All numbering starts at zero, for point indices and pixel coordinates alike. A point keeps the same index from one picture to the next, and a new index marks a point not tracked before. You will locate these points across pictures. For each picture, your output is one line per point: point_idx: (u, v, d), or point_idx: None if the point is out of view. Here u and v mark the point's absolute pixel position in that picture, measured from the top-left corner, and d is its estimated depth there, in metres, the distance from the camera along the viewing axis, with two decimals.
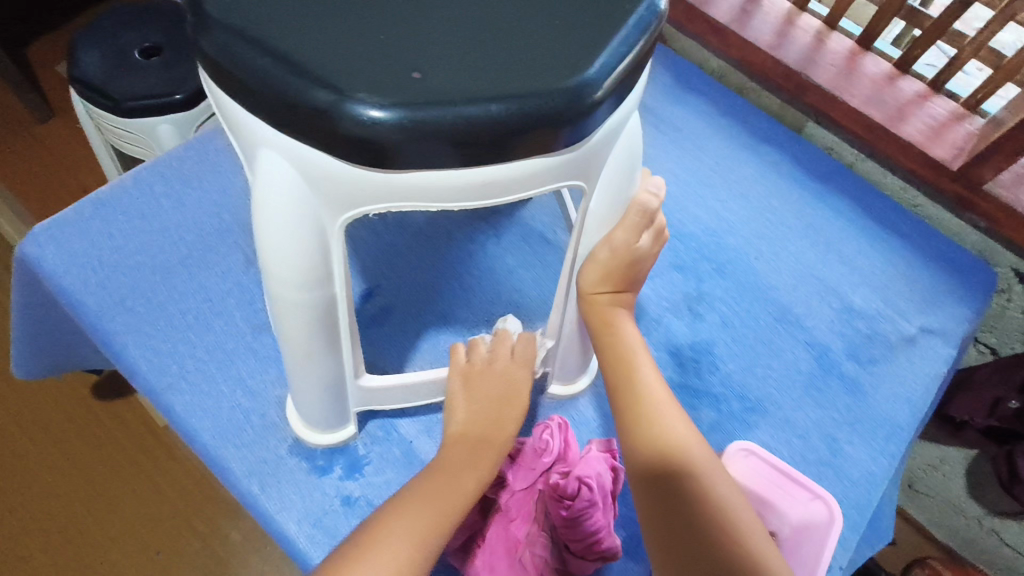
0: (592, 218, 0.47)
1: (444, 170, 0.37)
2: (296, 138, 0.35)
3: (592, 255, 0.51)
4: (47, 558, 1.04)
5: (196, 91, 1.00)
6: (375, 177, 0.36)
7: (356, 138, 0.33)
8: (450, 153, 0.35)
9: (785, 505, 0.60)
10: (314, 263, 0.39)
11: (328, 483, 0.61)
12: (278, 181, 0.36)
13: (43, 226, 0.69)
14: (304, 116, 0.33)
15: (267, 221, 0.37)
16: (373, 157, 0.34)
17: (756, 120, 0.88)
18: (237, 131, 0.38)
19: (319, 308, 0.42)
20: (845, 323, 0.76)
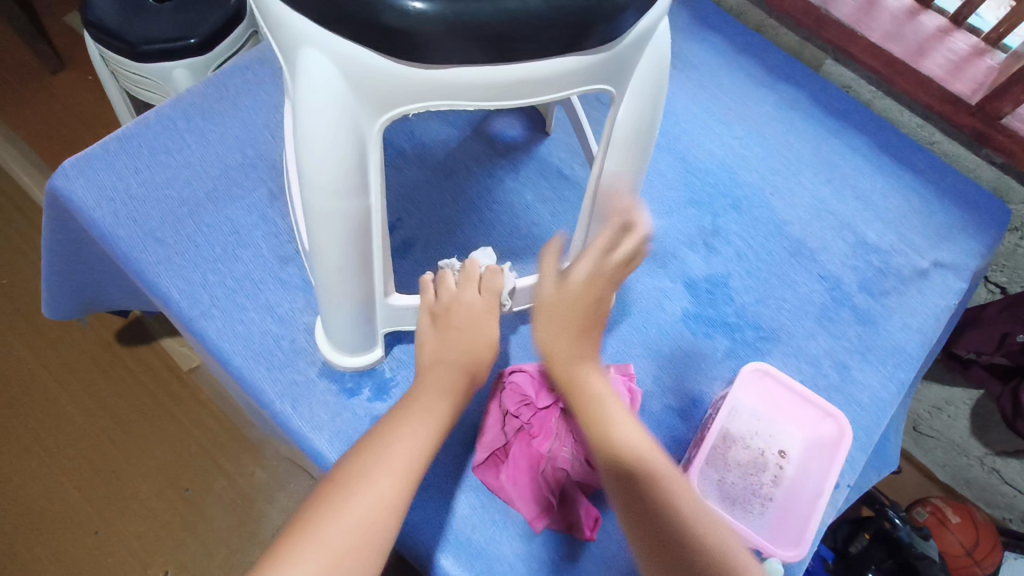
0: (618, 132, 0.47)
1: (480, 68, 0.39)
2: (336, 35, 0.36)
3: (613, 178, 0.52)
4: (80, 493, 1.07)
5: (209, 35, 1.00)
6: (416, 74, 0.38)
7: (397, 30, 0.35)
8: (489, 49, 0.37)
9: (794, 424, 0.64)
10: (352, 167, 0.41)
11: (357, 404, 0.63)
12: (318, 81, 0.37)
13: (71, 160, 0.70)
14: (350, 9, 0.35)
15: (306, 123, 0.38)
16: (417, 52, 0.37)
17: (774, 58, 0.88)
18: (276, 33, 0.39)
19: (353, 218, 0.44)
20: (859, 256, 0.77)
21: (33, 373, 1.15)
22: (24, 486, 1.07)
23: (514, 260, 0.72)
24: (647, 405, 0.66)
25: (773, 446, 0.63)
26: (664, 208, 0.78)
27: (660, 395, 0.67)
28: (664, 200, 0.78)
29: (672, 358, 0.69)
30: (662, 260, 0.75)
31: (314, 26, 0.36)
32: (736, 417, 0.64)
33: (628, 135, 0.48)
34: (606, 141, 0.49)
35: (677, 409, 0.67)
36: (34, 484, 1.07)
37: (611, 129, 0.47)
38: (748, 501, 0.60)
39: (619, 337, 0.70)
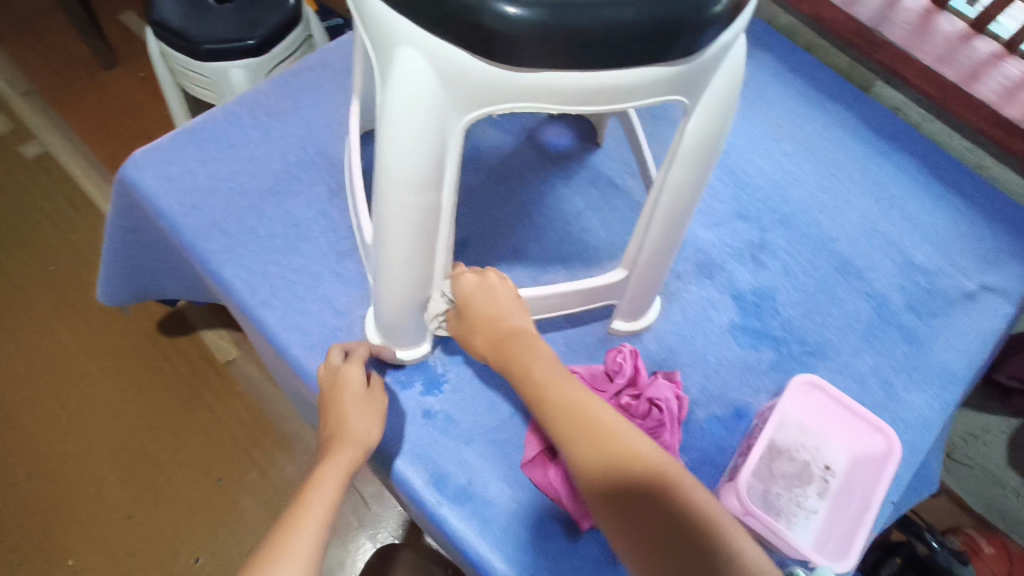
0: (688, 145, 0.46)
1: (564, 73, 0.39)
2: (434, 36, 0.38)
3: (675, 197, 0.50)
4: (118, 478, 1.08)
5: (267, 37, 1.02)
6: (502, 77, 0.39)
7: (495, 33, 0.36)
8: (577, 56, 0.38)
9: (841, 438, 0.64)
10: (431, 162, 0.42)
11: (409, 397, 0.65)
12: (412, 77, 0.38)
13: (143, 151, 0.73)
14: (455, 11, 0.36)
15: (395, 116, 0.40)
16: (509, 55, 0.38)
17: (824, 77, 0.89)
18: (374, 30, 0.40)
19: (423, 211, 0.45)
20: (906, 276, 0.77)
21: (75, 357, 1.16)
22: (65, 469, 1.08)
23: (564, 265, 0.73)
24: (692, 414, 0.67)
25: (819, 460, 0.63)
26: (712, 220, 0.79)
27: (705, 404, 0.68)
28: (711, 213, 0.79)
29: (718, 368, 0.70)
30: (709, 272, 0.75)
31: (416, 26, 0.38)
32: (784, 430, 0.64)
33: (693, 150, 0.46)
34: (670, 156, 0.47)
35: (723, 418, 0.67)
36: (74, 467, 1.08)
37: (678, 142, 0.46)
38: (791, 511, 0.60)
39: (666, 343, 0.71)
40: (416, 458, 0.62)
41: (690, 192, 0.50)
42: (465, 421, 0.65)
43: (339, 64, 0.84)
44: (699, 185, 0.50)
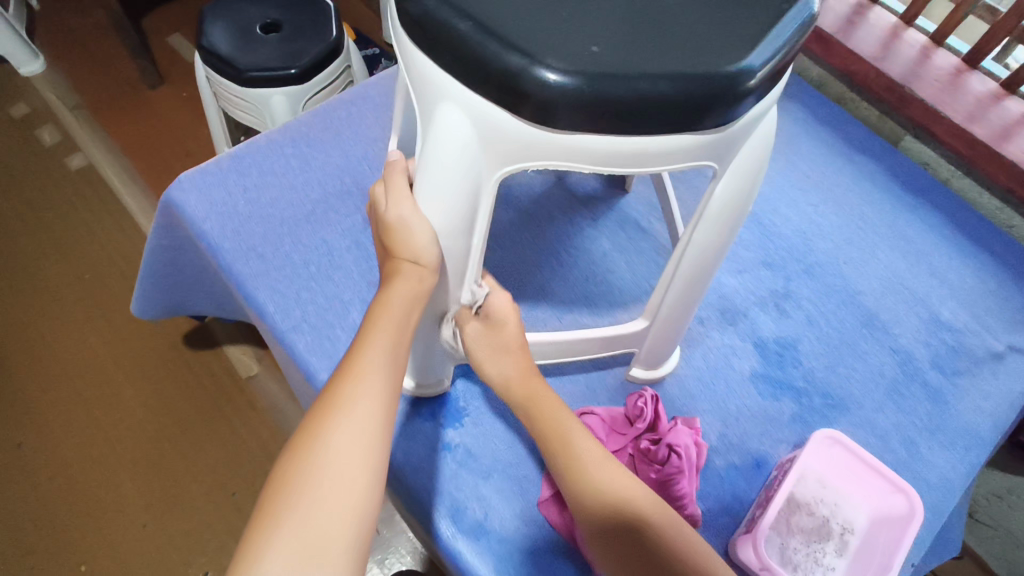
0: (712, 208, 0.46)
1: (597, 138, 0.38)
2: (475, 94, 0.38)
3: (701, 251, 0.50)
4: (136, 486, 1.09)
5: (310, 66, 1.06)
6: (536, 137, 0.38)
7: (531, 99, 0.35)
8: (607, 124, 0.37)
9: (862, 495, 0.63)
10: (464, 211, 0.43)
11: (430, 428, 0.66)
12: (452, 134, 0.39)
13: (188, 175, 0.76)
14: (492, 74, 0.35)
15: (435, 166, 0.41)
16: (542, 120, 0.36)
17: (853, 130, 0.90)
18: (417, 84, 0.40)
19: (456, 255, 0.46)
20: (932, 334, 0.77)
21: (103, 365, 1.19)
22: (86, 473, 1.10)
23: (588, 306, 0.74)
24: (710, 461, 0.67)
25: (838, 517, 0.63)
26: (737, 268, 0.80)
27: (724, 452, 0.68)
28: (737, 260, 0.80)
29: (738, 416, 0.70)
30: (732, 318, 0.76)
31: (458, 84, 0.38)
32: (803, 483, 0.64)
33: (720, 212, 0.47)
34: (696, 217, 0.48)
35: (741, 467, 0.67)
36: (95, 472, 1.10)
37: (705, 205, 0.47)
38: (809, 568, 0.60)
39: (687, 389, 0.71)
40: (434, 490, 0.63)
41: (715, 249, 0.50)
42: (484, 455, 0.65)
43: (379, 99, 0.87)
44: (724, 243, 0.50)
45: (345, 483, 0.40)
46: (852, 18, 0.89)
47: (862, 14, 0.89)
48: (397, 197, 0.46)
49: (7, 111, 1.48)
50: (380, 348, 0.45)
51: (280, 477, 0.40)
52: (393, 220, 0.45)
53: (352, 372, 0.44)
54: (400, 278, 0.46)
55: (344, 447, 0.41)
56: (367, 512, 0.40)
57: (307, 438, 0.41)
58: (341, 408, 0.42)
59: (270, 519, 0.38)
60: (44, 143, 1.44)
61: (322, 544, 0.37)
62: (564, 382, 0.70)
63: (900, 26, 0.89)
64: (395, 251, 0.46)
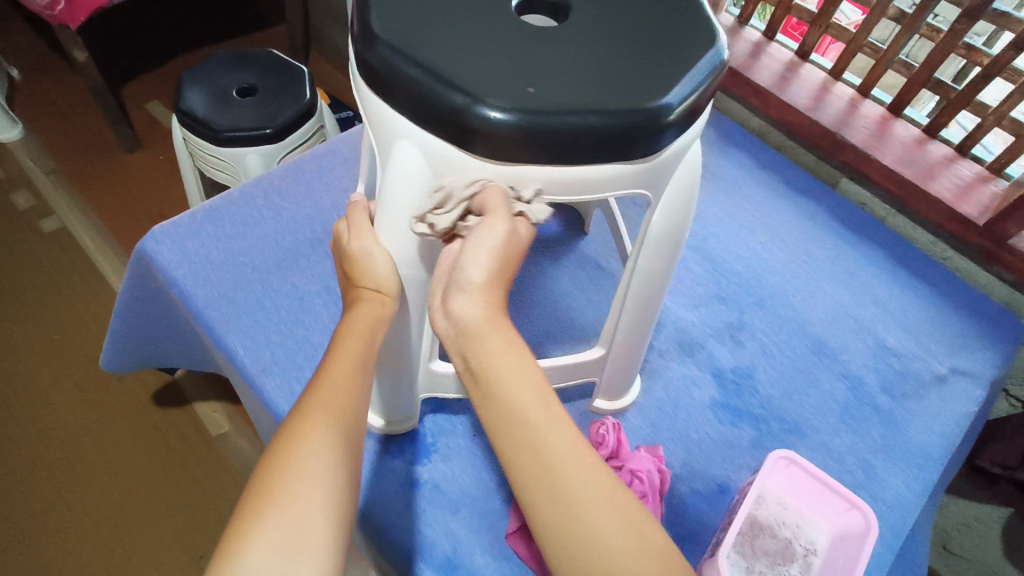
0: (654, 232, 0.50)
1: (538, 166, 0.42)
2: (429, 131, 0.41)
3: (649, 271, 0.54)
4: (97, 552, 1.05)
5: (284, 125, 1.11)
6: (486, 167, 0.42)
7: (478, 134, 0.39)
8: (547, 154, 0.41)
9: (820, 515, 0.65)
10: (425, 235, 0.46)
11: (399, 465, 0.67)
12: (409, 167, 0.43)
13: (162, 227, 0.78)
14: (443, 113, 0.39)
15: (392, 198, 0.44)
16: (489, 150, 0.40)
17: (794, 174, 0.97)
18: (376, 126, 0.45)
19: (416, 281, 0.50)
20: (879, 359, 0.81)
21: (68, 427, 1.16)
22: (43, 539, 1.05)
23: (552, 343, 0.77)
24: (675, 489, 0.68)
25: (801, 538, 0.64)
26: (693, 302, 0.84)
27: (689, 480, 0.69)
28: (692, 295, 0.84)
29: (701, 444, 0.72)
30: (690, 350, 0.79)
31: (412, 124, 0.42)
32: (764, 505, 0.65)
33: (660, 237, 0.51)
34: (639, 243, 0.51)
35: (705, 494, 0.68)
36: (54, 538, 1.05)
37: (646, 232, 0.51)
38: None
39: (648, 418, 0.73)
40: (403, 526, 0.63)
41: (660, 274, 0.54)
42: (453, 490, 0.66)
43: (349, 153, 0.91)
44: (668, 269, 0.54)
45: (327, 479, 0.39)
46: (785, 74, 0.98)
47: (794, 71, 0.98)
48: (359, 228, 0.49)
49: None
50: (350, 358, 0.45)
51: (255, 483, 0.39)
52: (355, 251, 0.49)
53: (328, 377, 0.44)
54: (361, 302, 0.48)
55: (326, 446, 0.41)
56: (347, 508, 0.39)
57: (287, 435, 0.41)
58: (320, 409, 0.42)
59: (253, 511, 0.37)
60: (19, 207, 1.45)
61: (303, 533, 0.37)
62: None
63: (828, 80, 0.97)
64: (356, 279, 0.49)
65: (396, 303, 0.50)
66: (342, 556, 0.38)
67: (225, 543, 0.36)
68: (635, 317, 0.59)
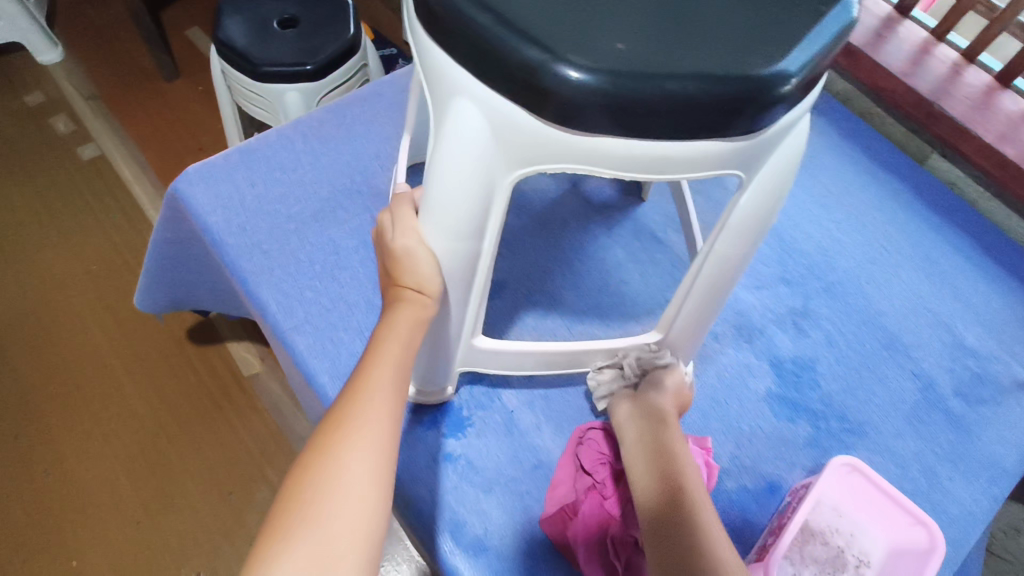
0: (736, 217, 0.44)
1: (619, 139, 0.37)
2: (493, 90, 0.36)
3: (723, 260, 0.48)
4: (130, 483, 1.06)
5: (326, 62, 1.04)
6: (557, 137, 0.37)
7: (555, 97, 0.34)
8: (631, 125, 0.35)
9: (878, 525, 0.60)
10: (479, 209, 0.41)
11: (432, 437, 0.64)
12: (465, 131, 0.37)
13: (196, 167, 0.74)
14: (514, 69, 0.34)
15: (445, 170, 0.39)
16: (565, 117, 0.35)
17: (878, 146, 0.88)
18: (431, 80, 0.39)
19: (458, 277, 0.46)
20: (955, 359, 0.74)
21: (104, 358, 1.16)
22: (79, 466, 1.06)
23: (600, 317, 0.72)
24: (721, 483, 0.64)
25: (854, 548, 0.59)
26: (755, 283, 0.77)
27: (737, 474, 0.65)
28: (754, 276, 0.78)
29: (752, 437, 0.67)
30: (748, 335, 0.73)
31: (473, 77, 0.36)
32: (818, 510, 0.60)
33: (744, 221, 0.45)
34: (718, 228, 0.46)
35: (753, 491, 0.64)
36: (89, 464, 1.07)
37: (728, 215, 0.45)
38: None
39: (698, 407, 0.68)
40: (433, 501, 0.60)
41: (735, 262, 0.48)
42: (486, 467, 0.63)
43: (394, 97, 0.85)
44: (746, 255, 0.48)
45: (358, 498, 0.38)
46: (880, 31, 0.87)
47: (891, 28, 0.87)
48: (404, 224, 0.45)
49: (23, 99, 1.47)
50: (390, 364, 0.44)
51: (286, 496, 0.38)
52: (398, 249, 0.45)
53: (366, 386, 0.42)
54: (402, 304, 0.46)
55: (359, 460, 0.39)
56: (377, 524, 0.38)
57: (321, 446, 0.39)
58: (356, 420, 0.40)
59: (281, 530, 0.36)
60: (58, 131, 1.43)
61: (330, 558, 0.36)
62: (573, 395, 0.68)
63: (930, 41, 0.87)
64: (397, 277, 0.46)
65: (437, 304, 0.47)
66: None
67: (253, 562, 0.36)
68: (702, 306, 0.53)
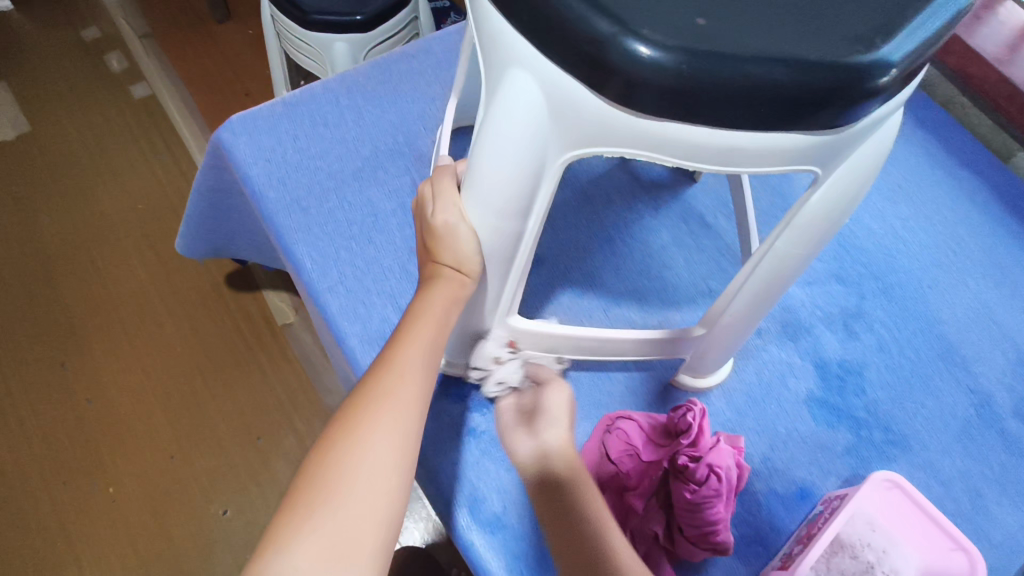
0: (805, 215, 0.41)
1: (688, 125, 0.34)
2: (554, 62, 0.33)
3: (782, 260, 0.45)
4: (166, 419, 1.09)
5: (377, 13, 1.01)
6: (621, 119, 0.34)
7: (621, 74, 0.31)
8: (701, 112, 0.32)
9: (914, 544, 0.56)
10: (527, 189, 0.38)
11: (456, 410, 0.63)
12: (519, 104, 0.35)
13: (241, 117, 0.73)
14: (580, 41, 0.31)
15: (493, 147, 0.36)
16: (630, 98, 0.32)
17: (959, 139, 0.81)
18: (487, 47, 0.36)
19: (499, 259, 0.44)
20: (1018, 376, 0.69)
21: (147, 295, 1.19)
22: (120, 398, 1.10)
23: (639, 302, 0.69)
24: (750, 485, 0.62)
25: (885, 564, 0.55)
26: (807, 278, 0.73)
27: (768, 477, 0.63)
28: (806, 270, 0.74)
29: (787, 440, 0.64)
30: (794, 333, 0.70)
31: (533, 47, 0.34)
32: (851, 522, 0.57)
33: (812, 222, 0.41)
34: (783, 225, 0.42)
35: (783, 496, 0.62)
36: (128, 398, 1.10)
37: (796, 212, 0.42)
38: None
39: (734, 404, 0.66)
40: (453, 475, 0.60)
41: (796, 263, 0.45)
42: None
43: (443, 56, 0.82)
44: (808, 257, 0.45)
45: (381, 478, 0.37)
46: (978, 12, 0.81)
47: (991, 8, 0.81)
48: (445, 198, 0.43)
49: (79, 33, 1.48)
50: (422, 342, 0.42)
51: (308, 469, 0.37)
52: (438, 225, 0.43)
53: (395, 364, 0.41)
54: (439, 281, 0.44)
55: (385, 439, 0.38)
56: (398, 506, 0.37)
57: (348, 423, 0.38)
58: (385, 398, 0.39)
59: (304, 504, 0.36)
60: (111, 68, 1.44)
61: (351, 537, 0.35)
62: (603, 380, 0.66)
63: None
64: (436, 254, 0.44)
65: (475, 284, 0.46)
66: (384, 563, 0.36)
67: (273, 533, 0.35)
68: (750, 307, 0.50)
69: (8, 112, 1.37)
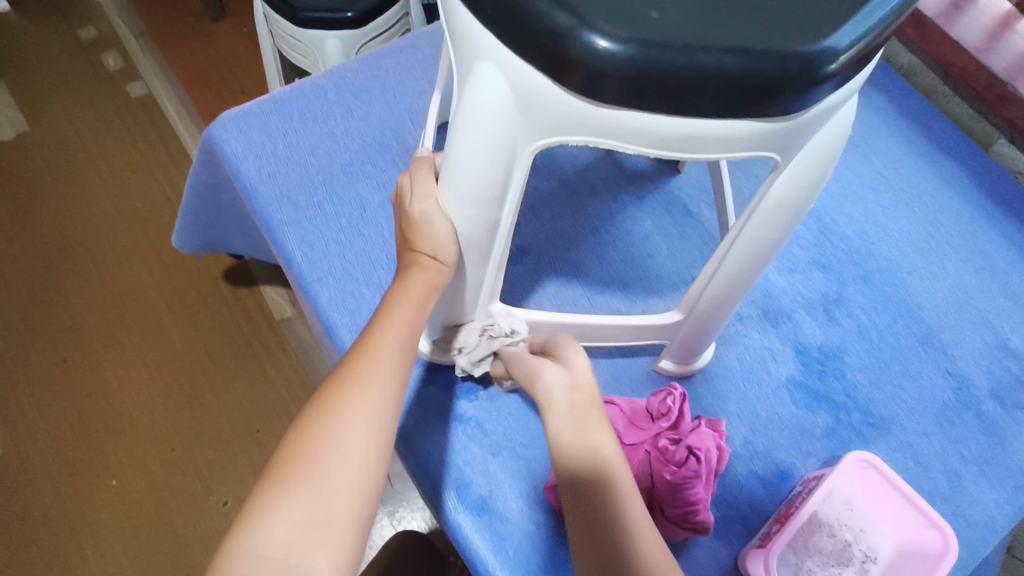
0: (770, 200, 0.43)
1: (647, 114, 0.35)
2: (517, 54, 0.35)
3: (751, 245, 0.46)
4: (166, 412, 1.11)
5: (367, 9, 1.02)
6: (583, 109, 0.35)
7: (580, 65, 0.33)
8: (659, 100, 0.34)
9: (889, 522, 0.58)
10: (498, 179, 0.39)
11: (444, 397, 0.65)
12: (487, 95, 0.36)
13: (232, 113, 0.75)
14: (540, 34, 0.33)
15: (463, 137, 0.38)
16: (589, 88, 0.34)
17: (940, 127, 0.82)
18: (457, 41, 0.38)
19: (475, 248, 0.46)
20: (995, 359, 0.70)
21: (146, 291, 1.20)
22: (120, 392, 1.12)
23: (622, 290, 0.70)
24: (731, 466, 0.64)
25: (862, 543, 0.57)
26: (788, 265, 0.74)
27: (748, 459, 0.64)
28: (788, 257, 0.75)
29: (767, 423, 0.66)
30: (775, 319, 0.71)
31: (497, 40, 0.35)
32: (828, 503, 0.58)
33: (777, 206, 0.43)
34: (750, 210, 0.44)
35: (763, 477, 0.63)
36: (128, 391, 1.12)
37: (762, 197, 0.43)
38: None
39: (715, 389, 0.67)
40: (441, 459, 0.62)
41: (765, 248, 0.46)
42: (496, 431, 0.64)
43: (430, 51, 0.84)
44: (776, 241, 0.46)
45: (358, 456, 0.38)
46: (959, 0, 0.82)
47: None
48: (422, 189, 0.45)
49: (76, 32, 1.50)
50: (400, 327, 0.44)
51: (286, 448, 0.38)
52: (416, 215, 0.45)
53: (374, 349, 0.43)
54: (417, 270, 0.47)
55: (362, 419, 0.40)
56: (375, 484, 0.39)
57: (328, 405, 0.40)
58: (363, 381, 0.41)
59: (283, 480, 0.37)
60: (108, 67, 1.45)
61: (327, 512, 0.36)
62: None
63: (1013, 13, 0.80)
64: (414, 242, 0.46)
65: (452, 271, 0.48)
66: (361, 538, 0.37)
67: (251, 509, 0.36)
68: (725, 291, 0.52)
69: (8, 112, 1.38)
